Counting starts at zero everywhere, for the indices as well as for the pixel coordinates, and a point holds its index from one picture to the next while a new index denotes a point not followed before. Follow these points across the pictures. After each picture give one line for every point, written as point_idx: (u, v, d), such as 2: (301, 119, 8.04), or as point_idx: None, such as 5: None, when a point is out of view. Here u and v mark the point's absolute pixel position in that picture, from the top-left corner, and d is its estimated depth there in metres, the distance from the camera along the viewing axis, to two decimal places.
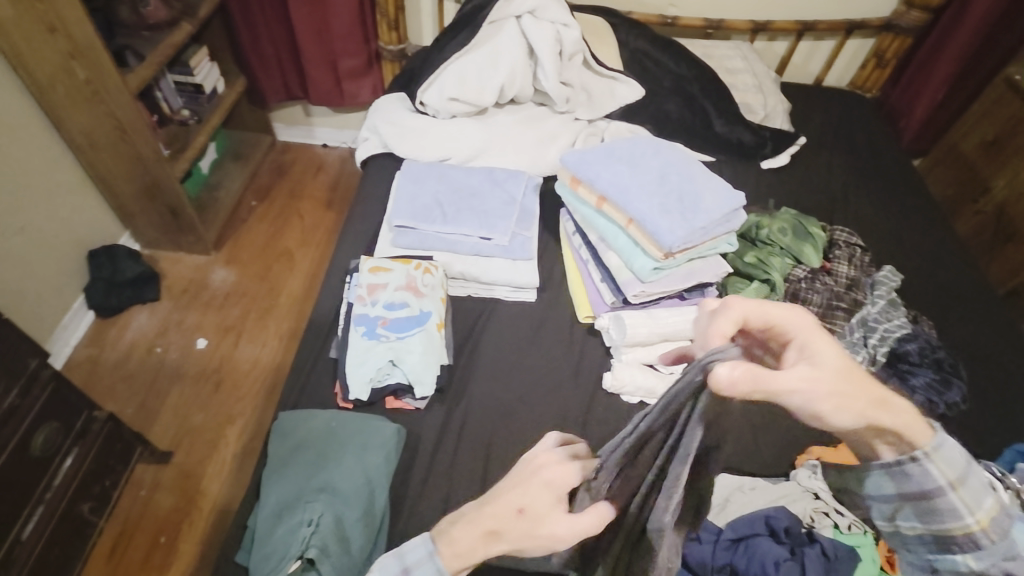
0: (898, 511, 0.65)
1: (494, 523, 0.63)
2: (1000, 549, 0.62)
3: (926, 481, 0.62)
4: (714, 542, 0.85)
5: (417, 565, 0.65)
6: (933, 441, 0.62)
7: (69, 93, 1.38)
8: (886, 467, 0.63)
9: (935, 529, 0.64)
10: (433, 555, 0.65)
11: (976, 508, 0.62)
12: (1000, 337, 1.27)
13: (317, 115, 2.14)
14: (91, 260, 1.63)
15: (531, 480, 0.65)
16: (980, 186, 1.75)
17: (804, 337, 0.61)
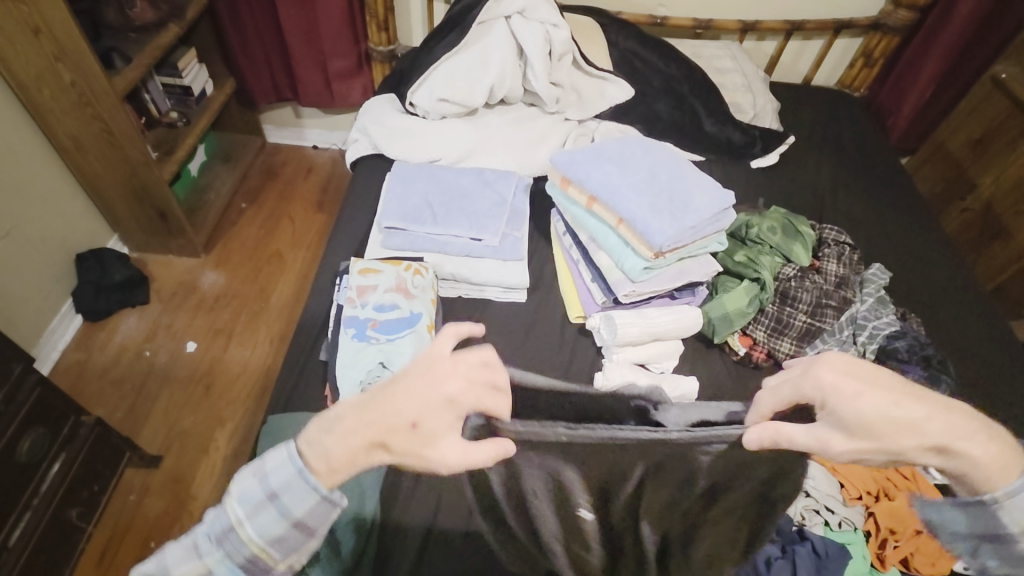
0: (970, 546, 0.59)
1: (379, 435, 0.49)
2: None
3: (994, 524, 0.55)
4: None
5: (283, 490, 0.49)
6: (1012, 486, 0.54)
7: (55, 96, 1.36)
8: (956, 502, 0.58)
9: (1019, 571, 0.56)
10: (304, 475, 0.49)
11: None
12: (987, 334, 1.29)
13: (307, 116, 2.13)
14: (79, 264, 1.62)
15: (430, 387, 0.50)
16: (967, 184, 1.77)
17: (870, 398, 0.55)
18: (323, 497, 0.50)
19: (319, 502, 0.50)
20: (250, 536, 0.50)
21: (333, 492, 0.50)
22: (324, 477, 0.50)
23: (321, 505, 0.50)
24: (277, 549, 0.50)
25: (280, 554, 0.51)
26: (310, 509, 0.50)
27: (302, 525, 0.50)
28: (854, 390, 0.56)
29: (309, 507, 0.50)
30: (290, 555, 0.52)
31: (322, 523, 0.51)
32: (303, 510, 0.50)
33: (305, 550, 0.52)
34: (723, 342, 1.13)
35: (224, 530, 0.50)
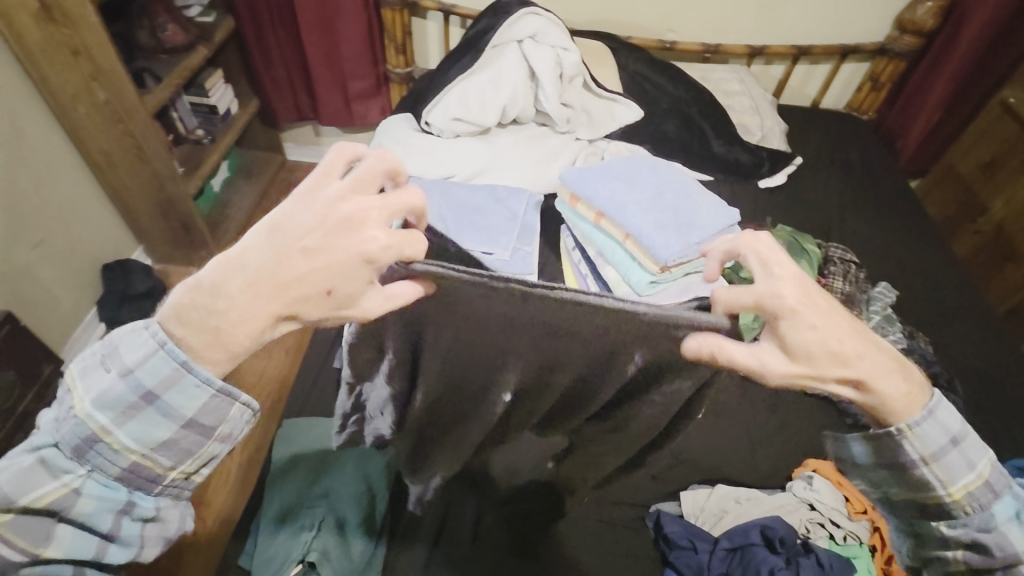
0: (880, 476, 0.66)
1: (291, 300, 0.49)
2: (974, 520, 0.60)
3: (896, 454, 0.61)
4: (710, 551, 0.87)
5: (166, 389, 0.50)
6: (911, 419, 0.58)
7: (89, 113, 1.43)
8: (867, 437, 0.63)
9: (917, 495, 0.64)
10: (191, 367, 0.50)
11: (952, 481, 0.60)
12: (996, 353, 1.29)
13: (326, 134, 2.20)
14: (105, 274, 1.68)
15: (337, 244, 0.49)
16: (978, 207, 1.77)
17: (818, 333, 0.51)
18: (215, 393, 0.52)
19: (210, 398, 0.52)
20: (131, 442, 0.51)
21: (225, 387, 0.52)
22: (215, 368, 0.51)
23: (213, 401, 0.52)
24: (163, 454, 0.53)
25: (172, 453, 0.53)
26: (203, 406, 0.52)
27: (190, 425, 0.52)
28: (811, 323, 0.51)
29: (199, 406, 0.52)
30: (181, 460, 0.54)
31: (215, 422, 0.53)
32: (192, 410, 0.52)
33: (200, 455, 0.55)
34: None
35: (95, 441, 0.51)
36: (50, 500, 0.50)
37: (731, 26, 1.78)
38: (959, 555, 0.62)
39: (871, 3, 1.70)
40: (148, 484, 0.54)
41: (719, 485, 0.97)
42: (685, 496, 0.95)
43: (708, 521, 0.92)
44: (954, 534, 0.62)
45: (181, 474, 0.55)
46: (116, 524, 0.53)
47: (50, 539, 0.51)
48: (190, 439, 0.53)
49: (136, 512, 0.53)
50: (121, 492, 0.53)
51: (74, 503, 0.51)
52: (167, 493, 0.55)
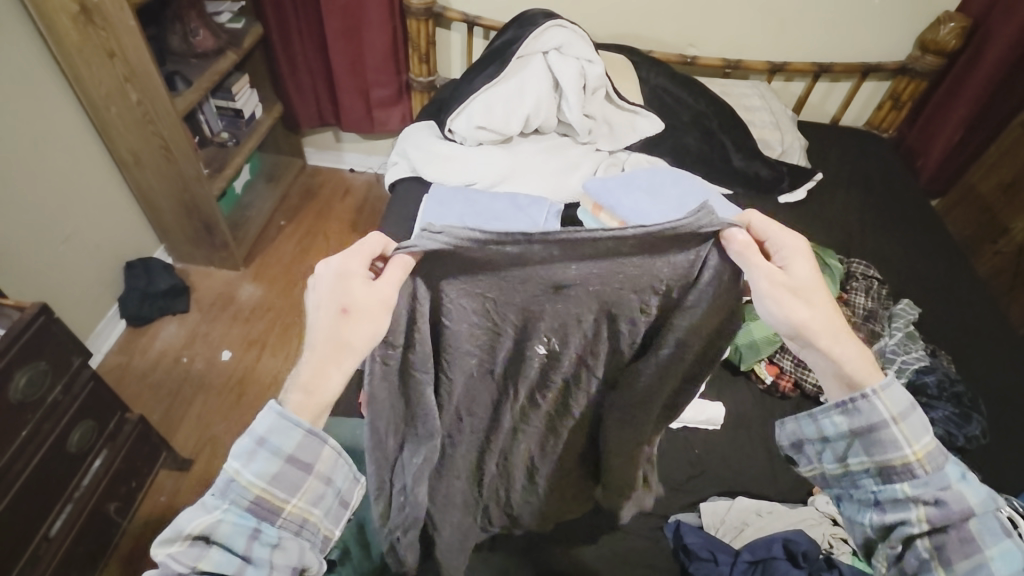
0: (841, 445, 0.65)
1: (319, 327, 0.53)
2: (932, 479, 0.61)
3: (871, 413, 0.62)
4: (731, 564, 0.86)
5: (270, 431, 0.54)
6: (881, 380, 0.62)
7: (121, 114, 1.47)
8: (838, 403, 0.63)
9: (878, 461, 0.63)
10: (284, 414, 0.54)
11: (914, 441, 0.62)
12: (1018, 377, 1.27)
13: (346, 141, 2.23)
14: (128, 271, 1.71)
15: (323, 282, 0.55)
16: (999, 227, 1.71)
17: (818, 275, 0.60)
18: (307, 430, 0.54)
19: (304, 437, 0.54)
20: (253, 477, 0.54)
21: (315, 426, 0.55)
22: (306, 410, 0.55)
23: (308, 439, 0.55)
24: (279, 485, 0.54)
25: (283, 490, 0.54)
26: (300, 443, 0.54)
27: (296, 461, 0.54)
28: (809, 262, 0.59)
29: (297, 442, 0.54)
30: (294, 491, 0.55)
31: (316, 459, 0.56)
32: (292, 446, 0.54)
33: (307, 489, 0.55)
34: (749, 369, 1.13)
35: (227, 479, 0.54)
36: (199, 526, 0.52)
37: (753, 43, 1.79)
38: (920, 519, 0.61)
39: (893, 22, 1.71)
40: (273, 513, 0.54)
41: (740, 497, 0.97)
42: (705, 508, 0.95)
43: (728, 534, 0.92)
44: (914, 495, 0.61)
45: (297, 507, 0.55)
46: (248, 547, 0.52)
47: (200, 562, 0.50)
48: (293, 474, 0.54)
49: (263, 538, 0.53)
50: (252, 519, 0.53)
51: (216, 529, 0.52)
52: (288, 524, 0.55)
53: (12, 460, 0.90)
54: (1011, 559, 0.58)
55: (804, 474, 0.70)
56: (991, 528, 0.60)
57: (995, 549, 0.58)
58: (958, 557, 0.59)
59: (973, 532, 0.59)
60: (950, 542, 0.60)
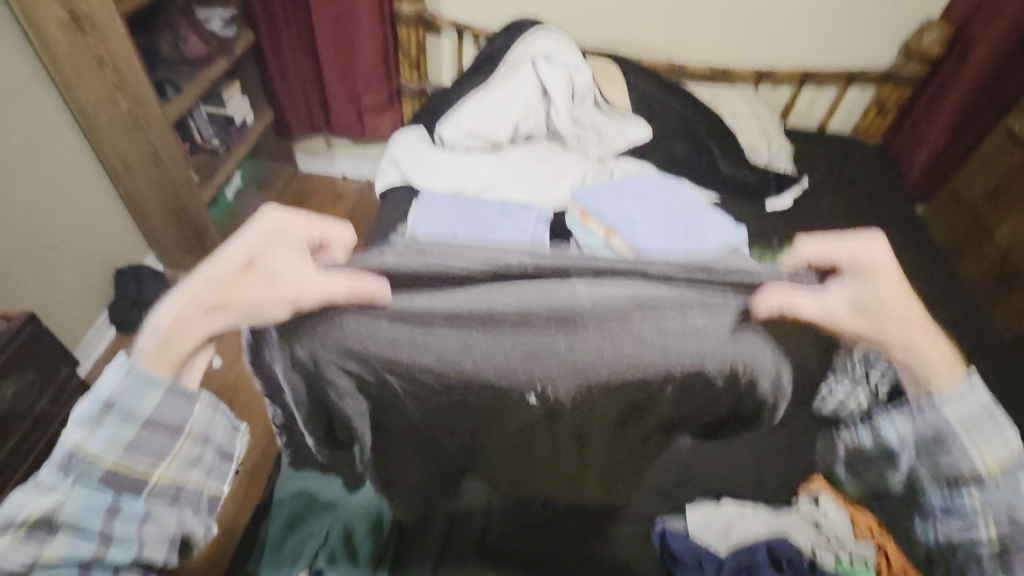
0: (910, 452, 0.66)
1: (210, 277, 0.51)
2: (1004, 490, 0.61)
3: (939, 423, 0.62)
4: (716, 570, 0.87)
5: (119, 396, 0.54)
6: (954, 389, 0.61)
7: (111, 121, 1.47)
8: (908, 410, 0.64)
9: (948, 469, 0.63)
10: (137, 372, 0.55)
11: (984, 449, 0.62)
12: (1000, 380, 1.29)
13: (338, 147, 2.24)
14: (118, 278, 1.70)
15: (254, 226, 0.52)
16: (984, 232, 1.74)
17: (887, 293, 0.56)
18: (167, 390, 0.56)
19: (163, 396, 0.56)
20: (104, 449, 0.54)
21: (177, 383, 0.56)
22: (159, 366, 0.55)
23: (166, 399, 0.56)
24: (138, 454, 0.56)
25: (143, 459, 0.56)
26: (157, 404, 0.56)
27: (153, 424, 0.56)
28: (882, 281, 0.56)
29: (153, 405, 0.56)
30: (159, 457, 0.57)
31: (180, 422, 0.58)
32: (153, 410, 0.56)
33: (172, 453, 0.58)
34: None
35: (70, 457, 0.54)
36: (37, 512, 0.51)
37: (740, 50, 1.82)
38: (987, 526, 0.61)
39: (877, 30, 1.74)
40: (134, 485, 0.55)
41: (725, 502, 0.97)
42: (689, 515, 0.96)
43: (714, 540, 0.93)
44: (983, 506, 0.62)
45: (162, 477, 0.57)
46: (106, 523, 0.53)
47: (45, 550, 0.50)
48: (151, 438, 0.56)
49: (124, 512, 0.54)
50: (106, 495, 0.54)
51: (61, 509, 0.52)
52: (153, 495, 0.57)
53: None
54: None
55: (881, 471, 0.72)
56: None
57: None
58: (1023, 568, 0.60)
59: None
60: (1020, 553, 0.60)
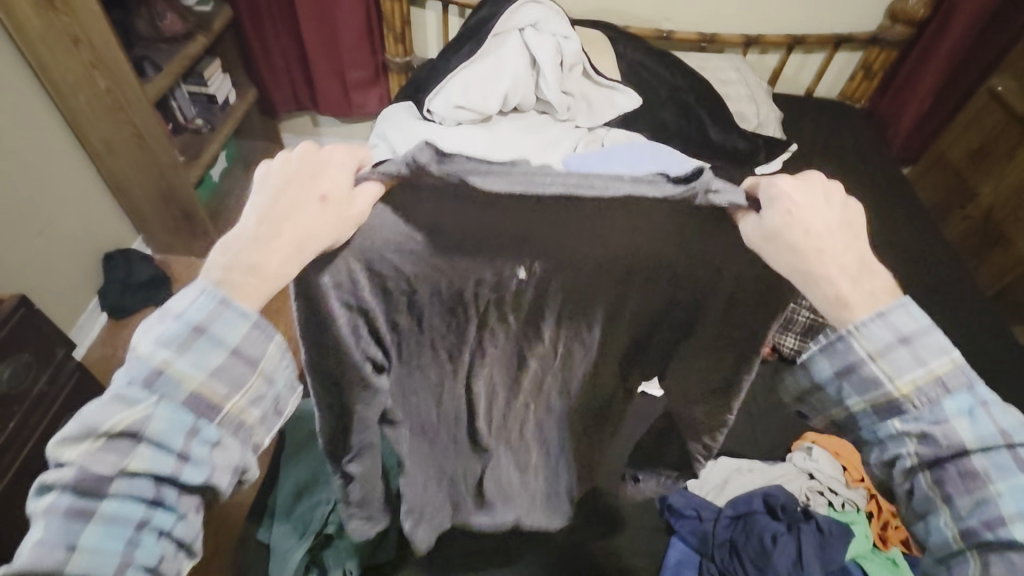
0: (835, 391, 0.60)
1: (281, 211, 0.50)
2: (924, 415, 0.55)
3: (846, 355, 0.56)
4: (714, 519, 0.93)
5: (211, 321, 0.49)
6: (860, 319, 0.55)
7: (90, 102, 1.44)
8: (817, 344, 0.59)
9: (870, 400, 0.57)
10: (230, 300, 0.49)
11: (898, 376, 0.55)
12: (981, 335, 1.33)
13: (324, 125, 2.21)
14: (106, 263, 1.68)
15: (303, 162, 0.52)
16: (967, 193, 1.77)
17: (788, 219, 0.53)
18: (253, 323, 0.51)
19: (253, 329, 0.51)
20: (189, 369, 0.49)
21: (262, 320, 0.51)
22: (247, 299, 0.50)
23: (252, 333, 0.51)
24: (221, 381, 0.50)
25: (225, 388, 0.50)
26: (245, 336, 0.51)
27: (240, 355, 0.51)
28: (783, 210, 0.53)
29: (241, 335, 0.50)
30: (239, 387, 0.51)
31: (261, 355, 0.52)
32: (238, 338, 0.50)
33: (251, 389, 0.52)
34: None
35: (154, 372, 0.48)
36: (122, 423, 0.45)
37: (728, 15, 1.81)
38: (912, 455, 0.56)
39: None
40: (211, 410, 0.50)
41: (721, 458, 1.02)
42: (691, 478, 0.98)
43: (710, 492, 0.99)
44: (905, 431, 0.56)
45: (235, 408, 0.51)
46: (187, 444, 0.48)
47: (128, 462, 0.46)
48: (237, 370, 0.51)
49: (203, 435, 0.49)
50: (189, 417, 0.48)
51: (146, 424, 0.46)
52: (226, 422, 0.51)
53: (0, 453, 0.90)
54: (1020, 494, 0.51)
55: (817, 423, 0.66)
56: (998, 462, 0.52)
57: (1002, 486, 0.52)
58: (958, 493, 0.53)
59: (975, 467, 0.53)
60: (949, 477, 0.54)
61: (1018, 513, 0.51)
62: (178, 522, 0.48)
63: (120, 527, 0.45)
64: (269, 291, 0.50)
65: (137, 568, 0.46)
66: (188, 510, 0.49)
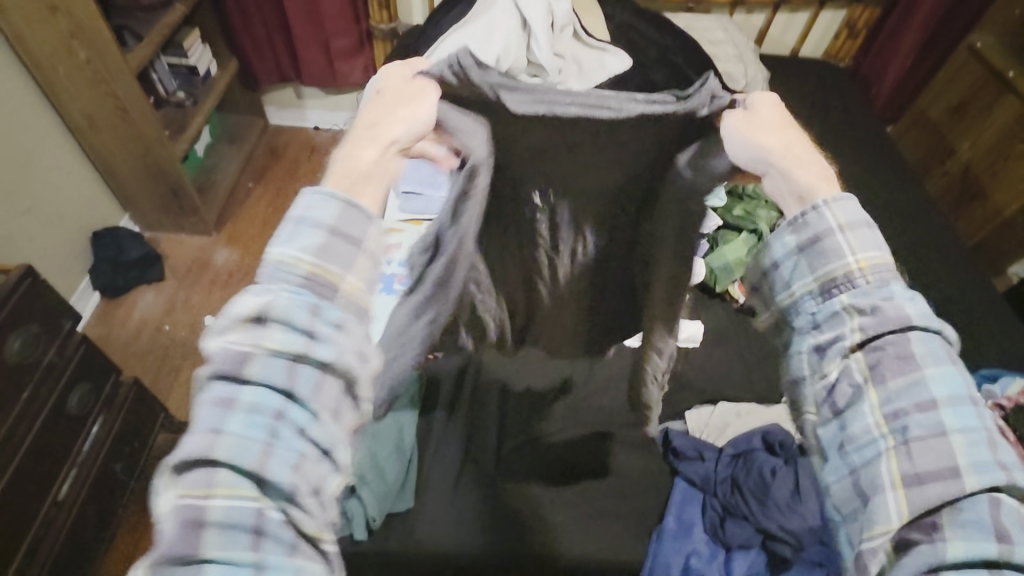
0: (789, 269, 0.60)
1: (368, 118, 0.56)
2: (874, 289, 0.55)
3: (817, 224, 0.58)
4: (716, 459, 0.99)
5: (310, 210, 0.51)
6: (825, 196, 0.59)
7: (70, 74, 1.40)
8: (788, 220, 0.60)
9: (822, 276, 0.58)
10: (313, 188, 0.52)
11: (861, 251, 0.57)
12: (962, 283, 1.38)
13: (308, 97, 2.16)
14: (95, 241, 1.66)
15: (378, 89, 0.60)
16: (947, 149, 1.81)
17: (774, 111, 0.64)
18: (343, 201, 0.52)
19: (344, 208, 0.52)
20: (296, 254, 0.49)
21: (351, 198, 0.52)
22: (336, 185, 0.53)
23: (347, 210, 0.52)
24: (331, 261, 0.50)
25: (336, 267, 0.50)
26: (339, 214, 0.51)
27: (340, 235, 0.51)
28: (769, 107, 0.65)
29: (337, 214, 0.51)
30: (349, 266, 0.51)
31: (363, 236, 0.52)
32: (332, 218, 0.51)
33: (363, 269, 0.52)
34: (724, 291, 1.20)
35: (271, 262, 0.50)
36: (251, 307, 0.47)
37: None
38: (854, 331, 0.55)
39: None
40: (330, 290, 0.50)
41: (720, 402, 1.08)
42: (689, 418, 1.06)
43: (712, 434, 1.04)
44: (851, 306, 0.55)
45: (353, 290, 0.51)
46: (311, 322, 0.48)
47: (263, 342, 0.46)
48: (341, 247, 0.51)
49: (324, 315, 0.48)
50: (310, 296, 0.48)
51: (272, 306, 0.47)
52: (349, 306, 0.50)
53: (15, 423, 0.91)
54: (953, 384, 0.51)
55: (764, 323, 0.66)
56: (932, 348, 0.53)
57: (935, 371, 0.51)
58: (893, 375, 0.52)
59: (912, 349, 0.52)
60: (886, 359, 0.52)
61: (949, 398, 0.50)
62: (315, 422, 0.47)
63: (259, 416, 0.45)
64: (354, 180, 0.54)
65: (278, 463, 0.45)
66: (324, 410, 0.47)
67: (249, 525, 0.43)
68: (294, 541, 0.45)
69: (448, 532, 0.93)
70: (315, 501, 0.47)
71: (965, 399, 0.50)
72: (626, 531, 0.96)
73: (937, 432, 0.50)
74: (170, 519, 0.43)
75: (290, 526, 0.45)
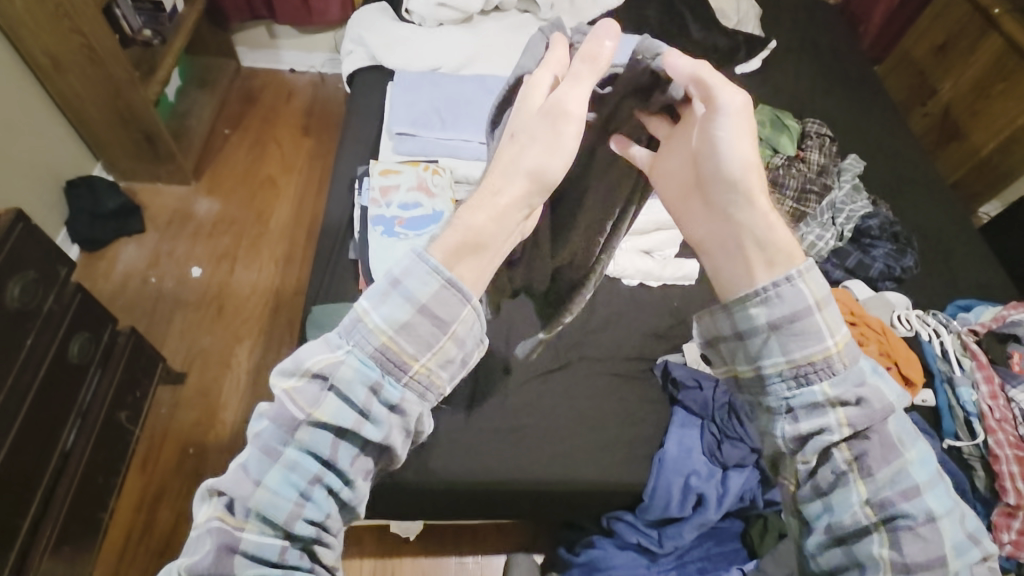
0: (761, 343, 0.57)
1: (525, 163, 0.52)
2: (850, 375, 0.55)
3: (795, 299, 0.56)
4: (713, 386, 1.05)
5: (407, 274, 0.49)
6: (804, 262, 0.57)
7: (29, 8, 1.29)
8: (756, 292, 0.57)
9: (795, 359, 0.56)
10: (425, 254, 0.49)
11: (837, 332, 0.56)
12: (940, 220, 1.43)
13: (282, 36, 2.06)
14: (70, 191, 1.60)
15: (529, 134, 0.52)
16: (929, 89, 1.83)
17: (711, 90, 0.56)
18: (445, 280, 0.49)
19: (442, 288, 0.49)
20: (382, 323, 0.49)
21: (453, 277, 0.50)
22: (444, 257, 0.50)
23: (445, 290, 0.49)
24: (406, 338, 0.49)
25: (411, 348, 0.49)
26: (435, 293, 0.49)
27: (429, 313, 0.49)
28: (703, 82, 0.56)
29: (432, 291, 0.49)
30: (426, 349, 0.49)
31: (453, 318, 0.50)
32: (427, 294, 0.49)
33: (439, 351, 0.50)
34: None
35: (355, 317, 0.49)
36: (322, 363, 0.48)
37: None
38: (841, 425, 0.54)
39: None
40: (396, 369, 0.49)
41: None
42: (688, 352, 1.10)
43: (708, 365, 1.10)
44: (833, 397, 0.55)
45: (425, 369, 0.49)
46: (368, 399, 0.48)
47: (315, 410, 0.47)
48: (424, 327, 0.49)
49: (384, 393, 0.48)
50: (375, 370, 0.48)
51: (338, 370, 0.48)
52: (413, 384, 0.49)
53: (20, 372, 0.90)
54: (926, 465, 0.54)
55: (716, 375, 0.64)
56: (906, 432, 0.56)
57: (914, 455, 0.55)
58: (879, 465, 0.54)
59: (892, 434, 0.55)
60: (872, 449, 0.54)
61: (927, 482, 0.53)
62: (348, 487, 0.49)
63: (296, 477, 0.46)
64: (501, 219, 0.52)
65: (305, 520, 0.47)
66: (358, 477, 0.49)
67: (275, 558, 0.46)
68: (313, 570, 0.48)
69: (462, 461, 0.97)
70: (336, 539, 0.50)
71: (938, 479, 0.54)
72: (629, 455, 1.01)
73: (928, 520, 0.52)
74: (200, 550, 0.45)
75: (310, 559, 0.48)
